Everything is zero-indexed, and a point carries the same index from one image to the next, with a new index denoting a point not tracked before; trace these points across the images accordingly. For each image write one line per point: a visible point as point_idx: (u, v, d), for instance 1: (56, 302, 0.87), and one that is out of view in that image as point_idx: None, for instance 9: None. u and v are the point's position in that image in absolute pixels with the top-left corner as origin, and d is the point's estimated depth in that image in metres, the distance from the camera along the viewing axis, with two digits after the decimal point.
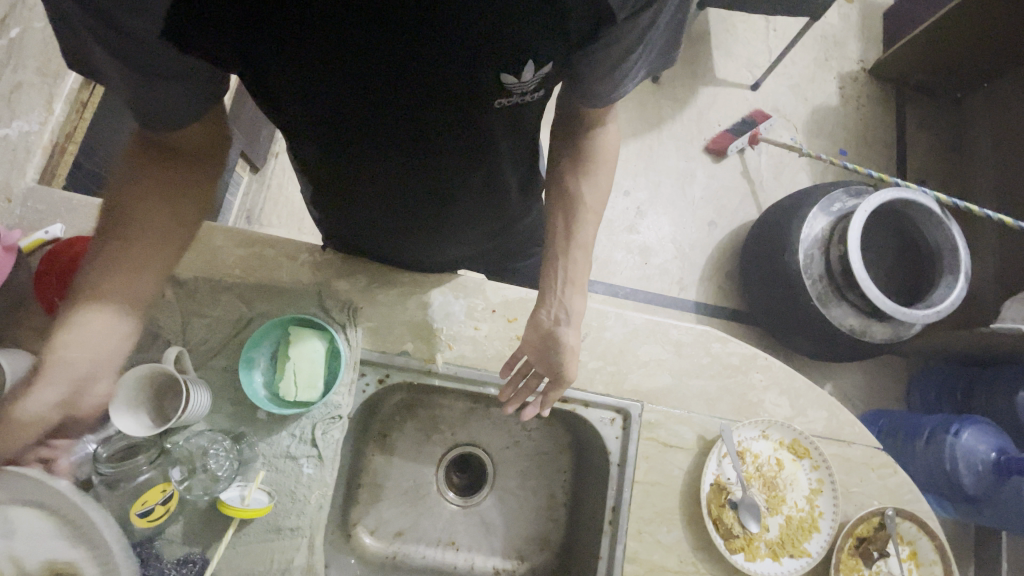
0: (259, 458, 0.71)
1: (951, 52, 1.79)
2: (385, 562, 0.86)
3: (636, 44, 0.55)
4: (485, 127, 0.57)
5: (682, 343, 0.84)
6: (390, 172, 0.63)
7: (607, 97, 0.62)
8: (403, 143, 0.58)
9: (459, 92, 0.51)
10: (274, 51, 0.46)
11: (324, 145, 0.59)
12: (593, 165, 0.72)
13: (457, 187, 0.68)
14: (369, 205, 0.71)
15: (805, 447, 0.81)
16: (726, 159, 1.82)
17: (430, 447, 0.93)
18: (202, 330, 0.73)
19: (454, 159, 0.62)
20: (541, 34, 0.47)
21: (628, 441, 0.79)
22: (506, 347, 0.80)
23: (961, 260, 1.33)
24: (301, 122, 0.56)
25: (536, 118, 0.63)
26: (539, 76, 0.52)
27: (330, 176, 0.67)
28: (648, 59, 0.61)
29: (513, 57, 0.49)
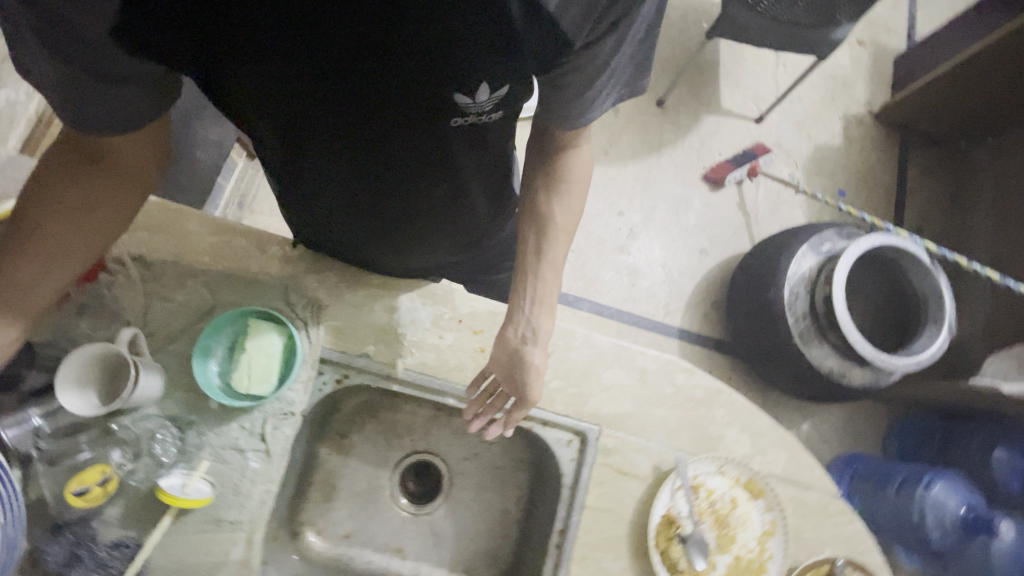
0: (206, 448, 0.70)
1: (957, 103, 1.80)
2: (329, 563, 0.85)
3: (600, 71, 0.60)
4: (442, 141, 0.61)
5: (647, 371, 0.83)
6: (349, 179, 0.66)
7: (578, 121, 0.66)
8: (360, 151, 0.61)
9: (415, 106, 0.55)
10: (239, 50, 0.50)
11: (286, 145, 0.62)
12: (568, 186, 0.73)
13: (415, 198, 0.71)
14: (329, 211, 0.73)
15: (761, 488, 0.80)
16: (724, 189, 1.82)
17: (388, 451, 0.93)
18: (164, 313, 0.73)
19: (412, 170, 0.65)
20: (493, 61, 0.51)
21: (582, 464, 0.79)
22: (469, 358, 0.79)
23: (946, 311, 1.33)
24: (262, 121, 0.59)
25: (500, 138, 0.66)
26: (494, 98, 0.56)
27: (293, 176, 0.69)
28: (616, 87, 0.65)
29: (467, 80, 0.53)
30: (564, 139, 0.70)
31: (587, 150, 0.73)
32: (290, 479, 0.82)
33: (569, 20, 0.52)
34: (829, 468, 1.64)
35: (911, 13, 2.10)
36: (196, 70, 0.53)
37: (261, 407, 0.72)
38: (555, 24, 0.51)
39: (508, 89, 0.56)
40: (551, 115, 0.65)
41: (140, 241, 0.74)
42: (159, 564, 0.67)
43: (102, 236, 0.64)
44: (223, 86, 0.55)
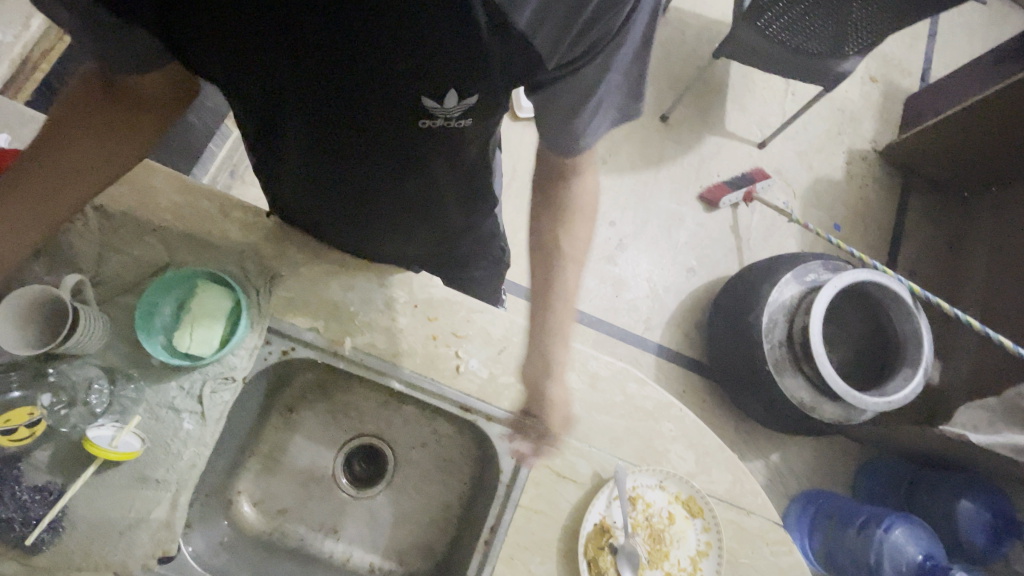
0: (141, 403, 0.70)
1: (961, 149, 1.78)
2: (260, 536, 0.84)
3: (587, 96, 0.61)
4: (410, 140, 0.63)
5: (598, 377, 0.83)
6: (323, 161, 0.69)
7: (575, 147, 0.68)
8: (333, 137, 0.64)
9: (386, 104, 0.58)
10: (220, 27, 0.52)
11: (264, 120, 0.65)
12: (575, 219, 0.76)
13: (384, 188, 0.73)
14: (301, 187, 0.75)
15: (699, 506, 0.79)
16: (718, 211, 1.82)
17: (336, 431, 0.92)
18: (117, 266, 0.72)
19: (380, 163, 0.68)
20: (462, 70, 0.54)
21: (522, 464, 0.78)
22: (419, 344, 0.79)
23: (924, 352, 1.31)
24: (242, 95, 0.61)
25: (475, 142, 0.69)
26: (463, 105, 0.59)
27: (274, 151, 0.71)
28: (610, 107, 0.66)
29: (436, 87, 0.56)
30: (561, 164, 0.72)
31: (592, 178, 0.75)
32: (229, 446, 0.81)
33: (543, 34, 0.53)
34: (794, 502, 1.61)
35: (927, 56, 2.09)
36: (180, 42, 0.55)
37: (201, 368, 0.72)
38: (526, 41, 0.53)
39: (477, 98, 0.59)
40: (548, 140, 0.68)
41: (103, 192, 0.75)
42: (80, 515, 0.66)
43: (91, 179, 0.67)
44: (203, 60, 0.57)
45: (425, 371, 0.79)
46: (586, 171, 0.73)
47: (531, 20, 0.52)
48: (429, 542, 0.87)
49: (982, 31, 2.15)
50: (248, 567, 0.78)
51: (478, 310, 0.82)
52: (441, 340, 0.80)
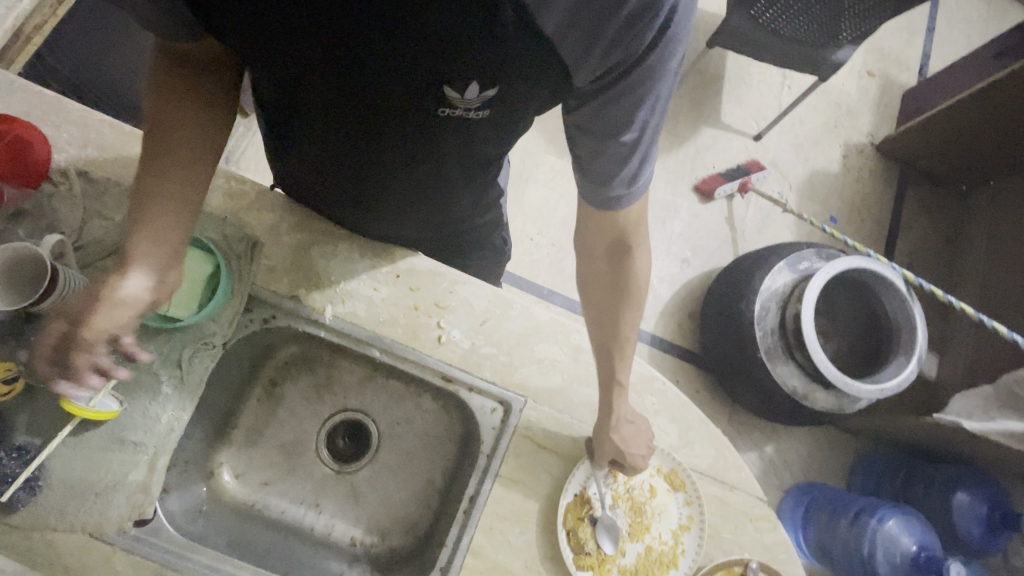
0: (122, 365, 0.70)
1: (959, 143, 1.78)
2: (241, 507, 0.84)
3: (621, 126, 0.60)
4: (427, 127, 0.64)
5: (581, 349, 0.82)
6: (341, 142, 0.69)
7: (617, 203, 0.66)
8: (353, 118, 0.64)
9: (409, 88, 0.58)
10: (253, 7, 0.53)
11: (284, 99, 0.65)
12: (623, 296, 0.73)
13: (399, 171, 0.74)
14: (314, 168, 0.76)
15: (681, 480, 0.79)
16: (713, 202, 1.81)
17: (319, 405, 0.92)
18: (99, 230, 0.73)
19: (396, 146, 0.69)
20: (484, 65, 0.55)
21: (502, 434, 0.78)
22: (400, 314, 0.79)
23: (918, 341, 1.31)
24: (266, 73, 0.62)
25: (490, 135, 0.69)
26: (482, 97, 0.60)
27: (289, 131, 0.71)
28: (651, 153, 0.64)
29: (459, 77, 0.57)
30: (606, 227, 0.70)
31: (644, 254, 0.72)
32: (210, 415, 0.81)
33: (568, 52, 0.55)
34: (787, 495, 1.59)
35: (924, 50, 2.09)
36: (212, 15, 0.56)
37: (182, 333, 0.73)
38: (553, 48, 0.54)
39: (496, 92, 0.59)
40: (585, 183, 0.67)
41: (88, 159, 0.76)
42: (57, 477, 0.66)
43: (192, 176, 0.68)
44: (233, 36, 0.57)
45: (407, 341, 0.78)
46: (636, 244, 0.71)
47: (558, 27, 0.52)
48: (410, 517, 0.87)
49: (980, 26, 2.14)
50: (225, 537, 0.78)
51: (461, 281, 0.82)
52: (424, 310, 0.80)
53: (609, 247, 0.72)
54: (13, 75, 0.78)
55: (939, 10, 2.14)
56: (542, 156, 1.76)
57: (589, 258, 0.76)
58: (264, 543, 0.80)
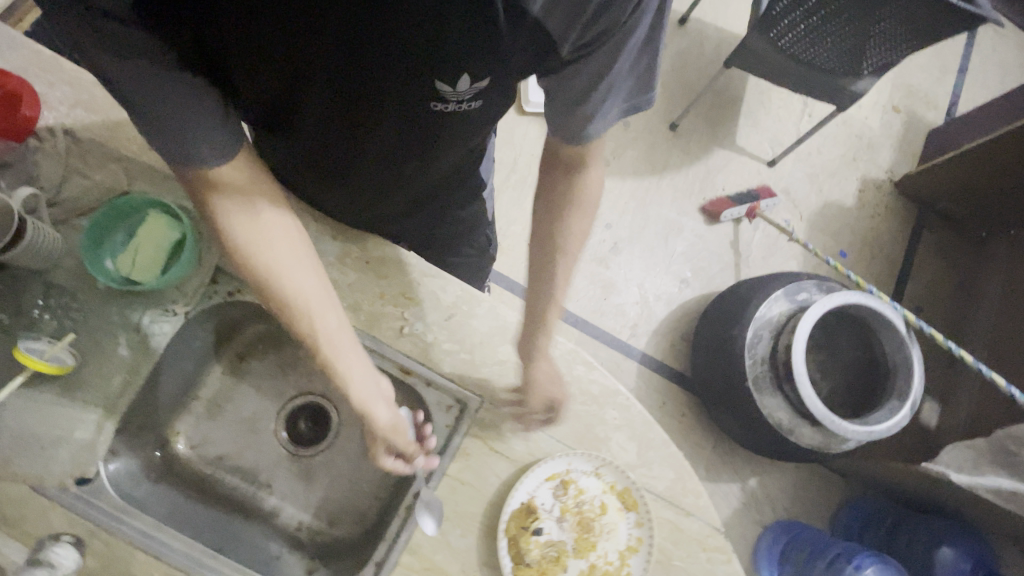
0: (81, 324, 0.71)
1: (981, 186, 1.72)
2: (192, 478, 0.84)
3: (594, 80, 0.60)
4: (423, 121, 0.65)
5: (546, 355, 0.81)
6: (333, 138, 0.69)
7: (580, 139, 0.66)
8: (346, 117, 0.64)
9: (406, 88, 0.58)
10: (250, 24, 0.51)
11: (276, 102, 0.64)
12: (573, 211, 0.74)
13: (392, 162, 0.74)
14: (307, 161, 0.76)
15: (634, 500, 0.76)
16: (719, 224, 1.78)
17: (284, 385, 0.92)
18: (78, 188, 0.74)
19: (388, 140, 0.69)
20: (477, 59, 0.55)
21: (455, 432, 0.77)
22: (365, 300, 0.78)
23: (913, 385, 1.26)
24: (259, 85, 0.61)
25: (483, 123, 0.69)
26: (474, 88, 0.60)
27: (281, 130, 0.71)
28: (620, 103, 0.64)
29: (450, 74, 0.57)
30: (566, 150, 0.70)
31: (596, 173, 0.73)
32: (172, 383, 0.81)
33: (554, 21, 0.54)
34: (766, 532, 1.52)
35: (954, 90, 2.03)
36: (210, 41, 0.54)
37: (145, 297, 0.73)
38: (539, 26, 0.53)
39: (489, 82, 0.60)
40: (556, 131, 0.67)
41: (76, 117, 0.77)
42: (5, 425, 0.67)
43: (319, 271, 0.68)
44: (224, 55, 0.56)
45: (369, 329, 0.78)
46: (591, 165, 0.71)
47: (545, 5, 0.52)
48: (359, 507, 0.85)
49: (1015, 70, 2.08)
50: (168, 506, 0.77)
51: (432, 274, 0.80)
52: (389, 300, 0.79)
53: (566, 167, 0.72)
54: (15, 30, 0.80)
55: (973, 51, 2.08)
56: None
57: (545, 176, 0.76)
58: (207, 516, 0.80)
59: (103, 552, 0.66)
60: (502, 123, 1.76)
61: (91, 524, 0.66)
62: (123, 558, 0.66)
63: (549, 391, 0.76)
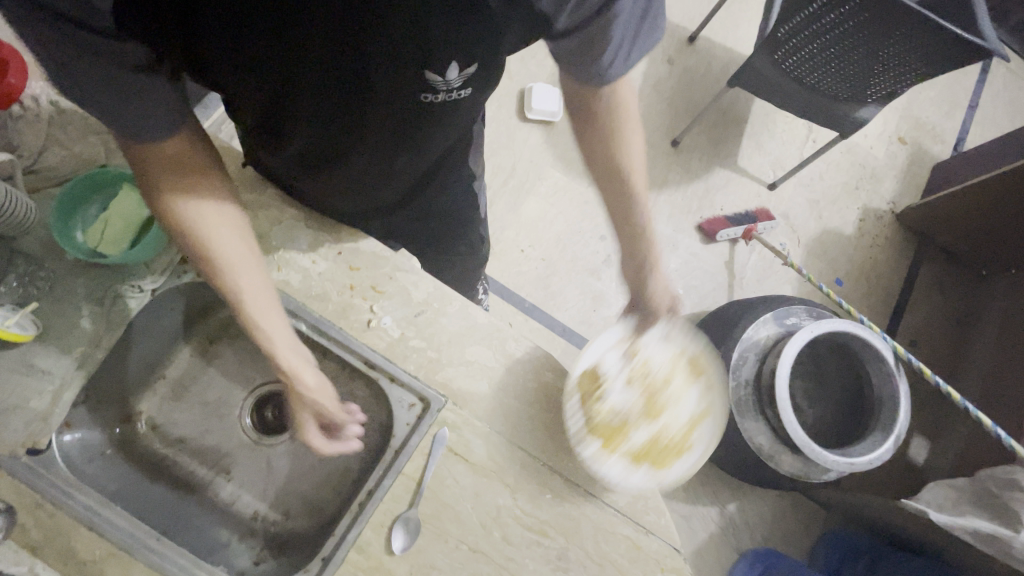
0: (47, 293, 0.71)
1: (984, 224, 1.69)
2: (150, 459, 0.83)
3: (607, 39, 0.63)
4: (415, 112, 0.66)
5: (514, 360, 0.79)
6: (324, 134, 0.69)
7: (602, 77, 0.68)
8: (338, 111, 0.64)
9: (396, 78, 0.59)
10: (235, 24, 0.51)
11: (265, 105, 0.64)
12: (629, 141, 0.75)
13: (385, 153, 0.75)
14: (297, 160, 0.75)
15: (704, 368, 0.81)
16: (715, 244, 1.77)
17: (252, 371, 0.91)
18: (56, 158, 0.74)
19: (380, 133, 0.69)
20: (464, 43, 0.56)
21: (415, 431, 0.75)
22: (334, 291, 0.78)
23: (899, 419, 1.23)
24: (247, 88, 0.60)
25: (470, 111, 0.70)
26: (463, 75, 0.61)
27: (269, 133, 0.70)
28: (632, 55, 0.67)
29: (438, 62, 0.57)
30: (599, 102, 0.72)
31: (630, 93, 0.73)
32: (137, 361, 0.80)
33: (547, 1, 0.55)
34: (742, 558, 1.48)
35: (962, 125, 2.02)
36: (196, 46, 0.53)
37: (112, 270, 0.73)
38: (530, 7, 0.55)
39: (476, 67, 0.60)
40: (576, 81, 0.71)
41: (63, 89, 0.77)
42: None
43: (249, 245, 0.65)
44: (202, 49, 0.54)
45: (336, 319, 0.77)
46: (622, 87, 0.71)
47: None
48: (317, 502, 0.84)
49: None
50: (120, 484, 0.76)
51: (404, 269, 0.80)
52: (358, 291, 0.78)
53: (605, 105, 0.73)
54: None
55: (984, 88, 2.07)
56: (548, 170, 1.75)
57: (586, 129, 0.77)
58: (159, 497, 0.79)
59: (47, 524, 0.64)
60: (503, 127, 1.75)
61: (38, 496, 0.65)
62: (66, 531, 0.65)
63: (663, 299, 0.82)
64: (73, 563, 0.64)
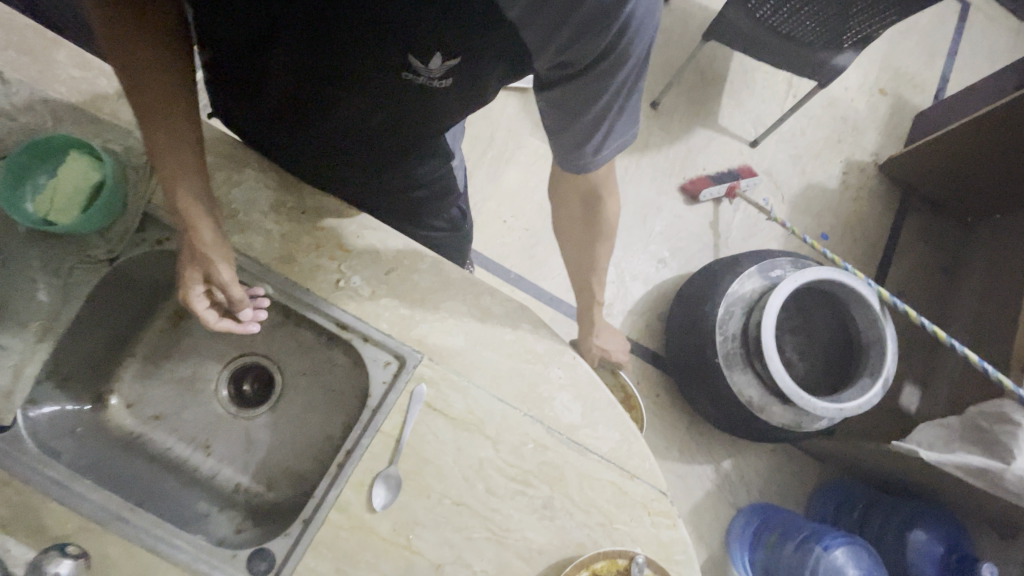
0: (0, 267, 0.69)
1: (966, 168, 1.68)
2: (125, 436, 0.81)
3: (584, 110, 0.66)
4: (393, 90, 0.71)
5: (489, 313, 0.78)
6: (308, 89, 0.75)
7: (579, 157, 0.71)
8: (322, 67, 0.70)
9: (384, 52, 0.65)
10: None
11: (257, 36, 0.70)
12: (602, 240, 0.84)
13: (362, 123, 0.80)
14: (279, 103, 0.80)
15: None
16: (699, 204, 1.75)
17: (226, 345, 0.89)
18: (2, 129, 0.72)
19: (358, 101, 0.75)
20: (448, 36, 0.62)
21: (391, 389, 0.73)
22: (300, 253, 0.76)
23: (886, 362, 1.23)
24: (245, 9, 0.66)
25: (451, 106, 0.75)
26: (445, 68, 0.67)
27: (258, 72, 0.76)
28: (614, 139, 0.70)
29: (423, 47, 0.64)
30: (581, 184, 0.78)
31: (613, 203, 0.81)
32: (104, 336, 0.78)
33: (529, 31, 0.61)
34: (740, 513, 1.50)
35: (943, 73, 2.00)
36: None
37: (67, 241, 0.71)
38: (515, 29, 0.61)
39: (459, 61, 0.66)
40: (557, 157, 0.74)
41: (4, 57, 0.74)
42: None
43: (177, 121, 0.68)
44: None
45: (303, 282, 0.75)
46: (607, 195, 0.79)
47: (521, 14, 0.59)
48: (299, 470, 0.83)
49: (1004, 55, 2.06)
50: (95, 460, 0.75)
51: (372, 228, 0.78)
52: (325, 252, 0.76)
53: (583, 197, 0.80)
54: None
55: (963, 34, 2.05)
56: (526, 139, 1.72)
57: (565, 205, 0.85)
58: (136, 473, 0.77)
59: (15, 500, 0.63)
60: None
61: (6, 473, 0.64)
62: (36, 507, 0.63)
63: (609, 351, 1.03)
64: (43, 538, 0.63)
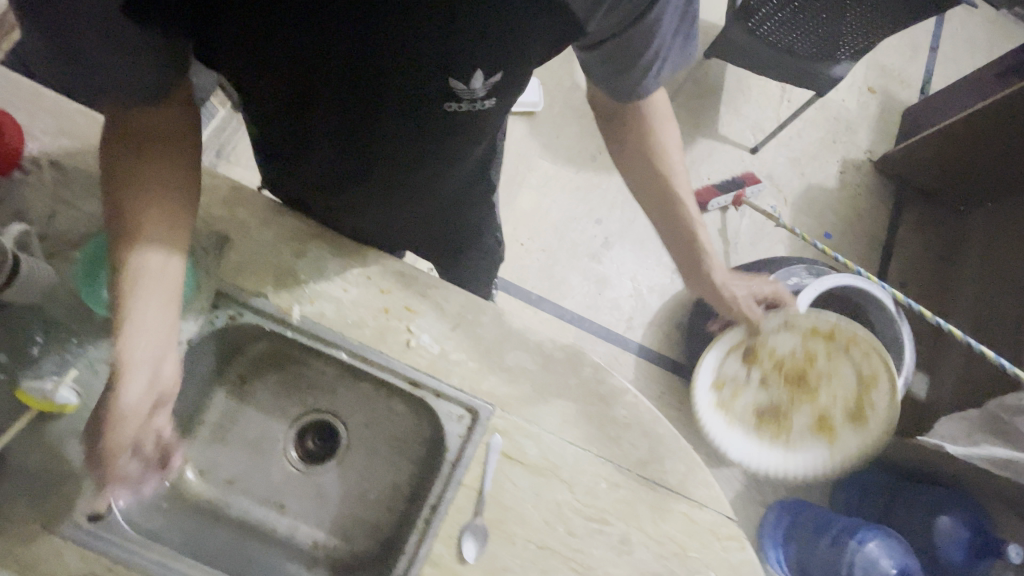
0: (80, 358, 0.70)
1: (958, 160, 1.76)
2: (202, 505, 0.83)
3: (640, 52, 0.69)
4: (435, 125, 0.70)
5: (553, 359, 0.81)
6: (348, 146, 0.75)
7: (636, 90, 0.74)
8: (362, 122, 0.70)
9: (422, 86, 0.64)
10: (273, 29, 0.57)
11: (293, 110, 0.69)
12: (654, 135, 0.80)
13: (408, 170, 0.81)
14: (323, 163, 0.80)
15: None
16: (706, 213, 1.80)
17: (288, 404, 0.91)
18: (69, 220, 0.73)
19: (402, 147, 0.75)
20: (489, 50, 0.61)
21: (468, 441, 0.76)
22: (369, 316, 0.78)
23: (905, 361, 1.30)
24: (273, 89, 0.66)
25: (493, 125, 0.75)
26: (488, 84, 0.66)
27: (296, 142, 0.77)
28: (664, 67, 0.72)
29: (463, 68, 0.62)
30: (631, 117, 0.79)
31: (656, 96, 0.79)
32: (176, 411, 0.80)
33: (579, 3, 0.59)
34: (769, 510, 1.59)
35: (927, 69, 2.08)
36: (230, 41, 0.59)
37: None
38: (562, 9, 0.59)
39: (501, 75, 0.65)
40: (609, 89, 0.75)
41: (61, 146, 0.76)
42: (11, 466, 0.66)
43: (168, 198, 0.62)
44: (211, 28, 0.58)
45: (376, 344, 0.78)
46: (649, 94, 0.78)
47: None
48: (373, 522, 0.85)
49: (983, 47, 2.14)
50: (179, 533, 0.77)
51: (434, 285, 0.81)
52: (394, 313, 0.79)
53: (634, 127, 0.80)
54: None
55: (943, 29, 2.13)
56: (536, 161, 1.76)
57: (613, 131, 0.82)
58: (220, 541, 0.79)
59: None
60: None
61: (107, 559, 0.65)
62: None
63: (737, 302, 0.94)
64: None
